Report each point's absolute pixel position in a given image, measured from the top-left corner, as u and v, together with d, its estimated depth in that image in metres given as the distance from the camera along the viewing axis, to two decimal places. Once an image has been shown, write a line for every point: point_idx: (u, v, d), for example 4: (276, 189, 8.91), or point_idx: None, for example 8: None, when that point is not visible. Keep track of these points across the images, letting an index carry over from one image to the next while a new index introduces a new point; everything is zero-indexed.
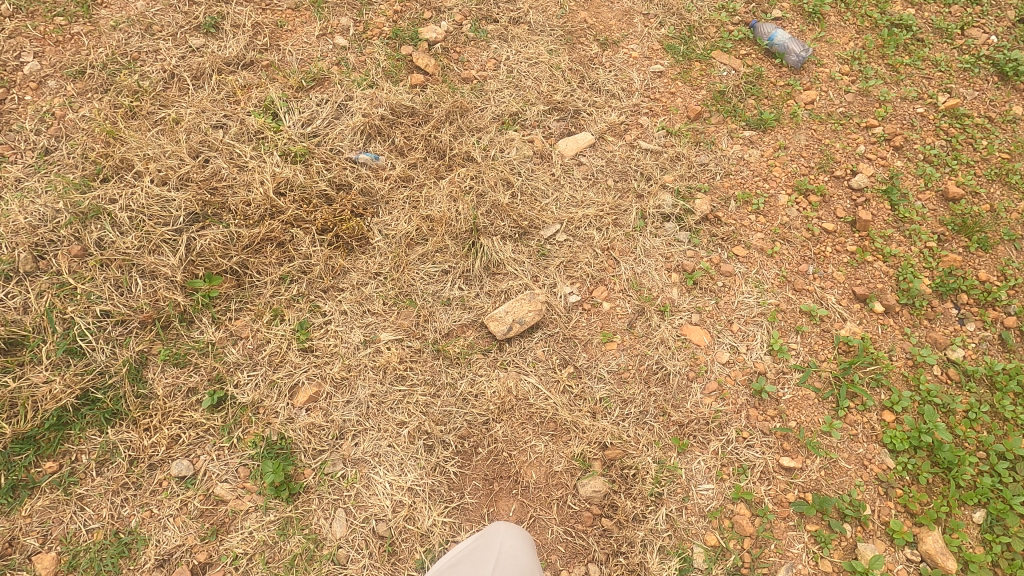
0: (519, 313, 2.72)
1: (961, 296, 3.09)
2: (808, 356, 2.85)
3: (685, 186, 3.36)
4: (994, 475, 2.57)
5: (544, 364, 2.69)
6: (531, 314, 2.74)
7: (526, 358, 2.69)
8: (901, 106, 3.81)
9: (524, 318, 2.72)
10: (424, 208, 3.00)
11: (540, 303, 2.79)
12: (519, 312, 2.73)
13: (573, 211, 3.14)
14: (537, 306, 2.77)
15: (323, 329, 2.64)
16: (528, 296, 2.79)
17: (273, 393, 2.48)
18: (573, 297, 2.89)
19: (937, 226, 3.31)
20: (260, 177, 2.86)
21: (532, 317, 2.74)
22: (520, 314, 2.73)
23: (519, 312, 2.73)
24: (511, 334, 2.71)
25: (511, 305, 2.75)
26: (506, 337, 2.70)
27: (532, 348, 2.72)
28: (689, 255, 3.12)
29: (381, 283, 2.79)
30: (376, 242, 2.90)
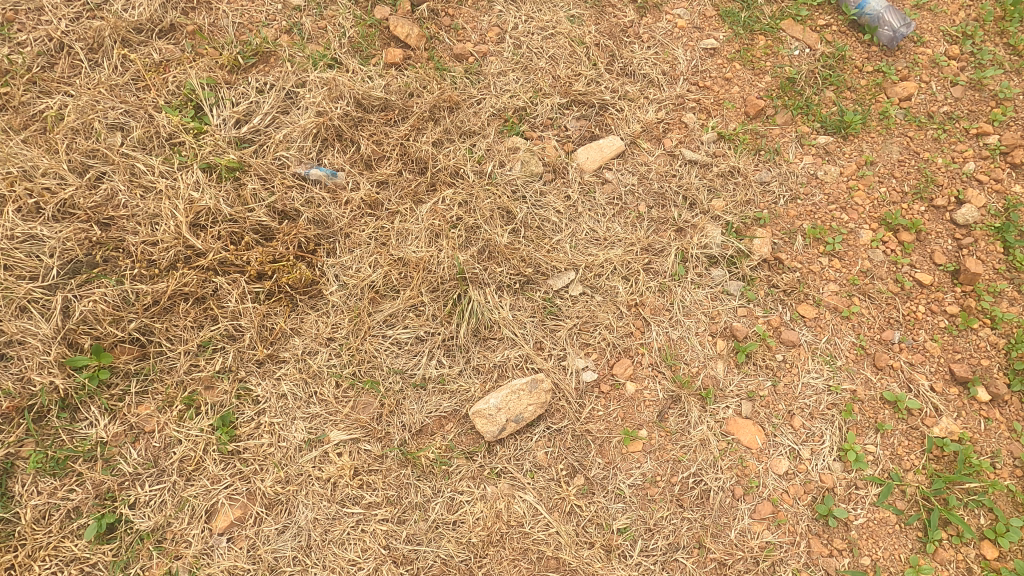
0: (517, 407, 2.05)
1: None
2: (889, 463, 2.19)
3: (740, 216, 2.57)
4: None
5: (546, 474, 2.05)
6: (533, 407, 2.07)
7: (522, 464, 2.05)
8: None
9: (524, 413, 2.05)
10: (396, 247, 2.27)
11: (545, 391, 2.11)
12: (517, 405, 2.05)
13: (593, 253, 2.39)
14: (541, 395, 2.09)
15: (254, 422, 1.99)
16: (531, 382, 2.09)
17: (184, 515, 1.87)
18: (587, 376, 2.20)
19: None
20: (171, 204, 2.10)
21: (533, 411, 2.07)
22: (519, 408, 2.05)
23: (517, 404, 2.05)
24: (503, 434, 2.04)
25: (506, 393, 2.05)
26: (497, 438, 2.04)
27: (531, 449, 2.08)
28: (741, 315, 2.39)
29: (335, 354, 2.11)
30: (331, 295, 2.19)
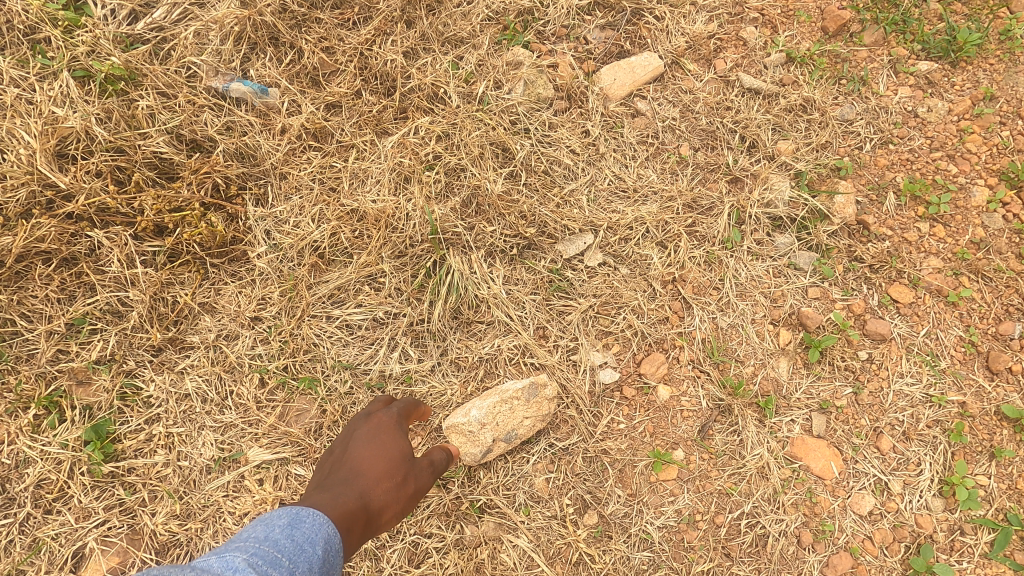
0: (508, 421, 1.49)
1: None
2: (1009, 501, 1.58)
3: (815, 164, 1.93)
4: None
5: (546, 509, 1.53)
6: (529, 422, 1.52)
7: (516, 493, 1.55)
8: None
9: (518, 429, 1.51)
10: (349, 196, 1.67)
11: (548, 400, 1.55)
12: (509, 419, 1.50)
13: (618, 209, 1.77)
14: (542, 407, 1.54)
15: (143, 434, 1.44)
16: (530, 388, 1.53)
17: (41, 562, 1.35)
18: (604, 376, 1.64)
19: None
20: (23, 126, 1.49)
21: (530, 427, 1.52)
22: (511, 423, 1.50)
23: (509, 418, 1.50)
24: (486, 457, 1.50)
25: (494, 402, 1.50)
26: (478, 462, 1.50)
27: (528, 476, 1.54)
28: (812, 297, 1.79)
29: (261, 341, 1.55)
30: (259, 258, 1.61)
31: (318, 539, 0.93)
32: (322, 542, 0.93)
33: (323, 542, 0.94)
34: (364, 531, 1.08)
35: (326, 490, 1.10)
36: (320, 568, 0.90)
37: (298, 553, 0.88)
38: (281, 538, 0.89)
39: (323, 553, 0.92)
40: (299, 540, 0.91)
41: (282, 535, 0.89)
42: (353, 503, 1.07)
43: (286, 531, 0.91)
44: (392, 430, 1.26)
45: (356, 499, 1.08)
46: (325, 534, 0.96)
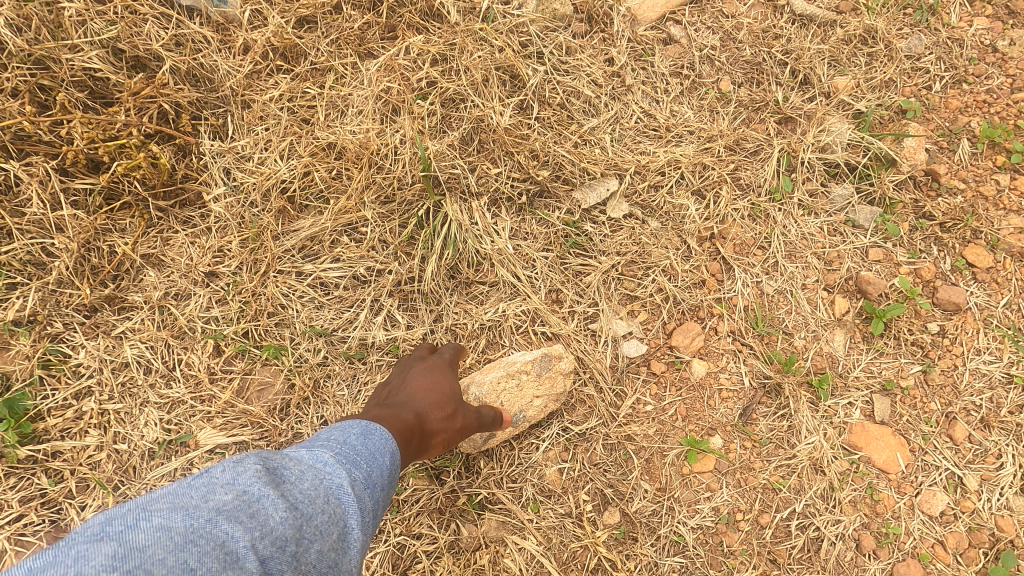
0: (515, 400, 1.25)
1: None
2: None
3: (878, 104, 1.64)
4: None
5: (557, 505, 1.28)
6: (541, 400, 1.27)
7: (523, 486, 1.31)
8: None
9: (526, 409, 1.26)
10: (327, 128, 1.39)
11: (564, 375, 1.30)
12: (516, 397, 1.25)
13: (647, 151, 1.49)
14: (557, 383, 1.28)
15: (71, 410, 1.19)
16: (542, 360, 1.27)
17: None
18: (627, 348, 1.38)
19: None
20: None
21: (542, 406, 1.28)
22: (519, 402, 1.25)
23: (516, 396, 1.25)
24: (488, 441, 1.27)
25: (498, 378, 1.25)
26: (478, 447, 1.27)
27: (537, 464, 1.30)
28: (876, 259, 1.50)
29: (217, 300, 1.29)
30: (215, 201, 1.34)
31: (388, 452, 0.90)
32: (390, 454, 0.90)
33: (389, 453, 0.90)
34: (413, 454, 1.02)
35: (381, 408, 1.06)
36: (390, 478, 0.88)
37: (374, 457, 0.86)
38: (357, 444, 0.86)
39: (392, 465, 0.90)
40: (378, 446, 0.90)
41: (358, 440, 0.88)
42: (408, 421, 1.02)
43: (359, 438, 0.89)
44: (448, 364, 1.20)
45: (412, 417, 1.03)
46: (392, 447, 0.92)
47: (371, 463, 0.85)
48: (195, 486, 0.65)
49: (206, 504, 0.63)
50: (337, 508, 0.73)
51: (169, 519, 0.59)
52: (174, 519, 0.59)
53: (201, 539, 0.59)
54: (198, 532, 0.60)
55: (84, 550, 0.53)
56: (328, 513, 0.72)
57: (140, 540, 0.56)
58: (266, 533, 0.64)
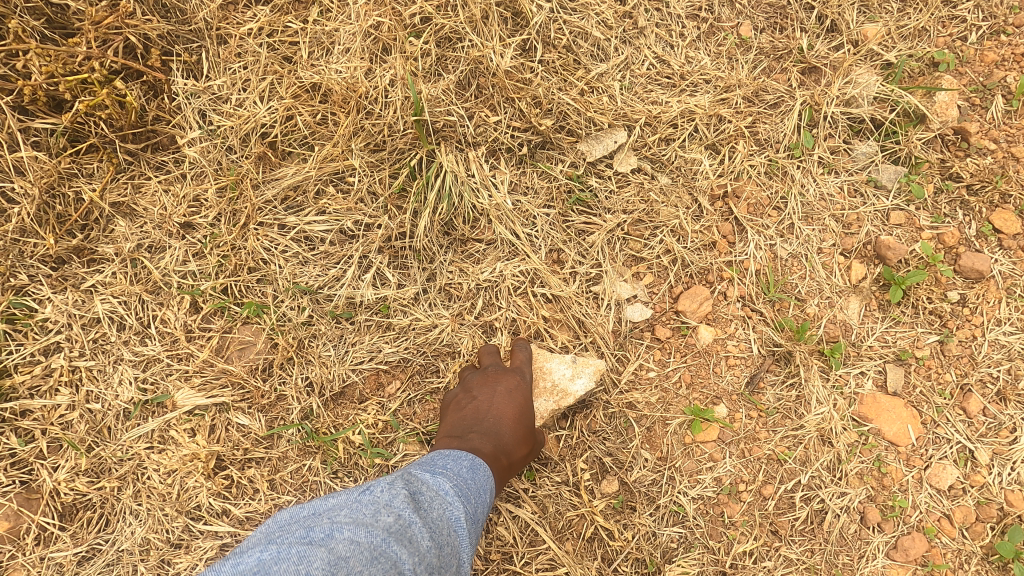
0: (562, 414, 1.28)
1: None
2: None
3: (911, 53, 1.51)
4: None
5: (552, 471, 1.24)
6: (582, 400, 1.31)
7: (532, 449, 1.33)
8: None
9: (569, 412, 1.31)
10: (310, 68, 1.27)
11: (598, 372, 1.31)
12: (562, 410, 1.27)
13: (660, 99, 1.38)
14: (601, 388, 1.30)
15: (39, 367, 1.12)
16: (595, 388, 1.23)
17: None
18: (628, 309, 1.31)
19: None
20: None
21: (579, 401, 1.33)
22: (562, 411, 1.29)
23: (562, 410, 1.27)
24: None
25: (549, 412, 1.21)
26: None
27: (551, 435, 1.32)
28: (897, 223, 1.41)
29: (194, 254, 1.20)
30: (191, 145, 1.23)
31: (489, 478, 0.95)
32: (492, 486, 0.94)
33: (491, 488, 0.93)
34: (498, 485, 1.05)
35: (474, 438, 1.04)
36: (491, 505, 0.92)
37: (483, 487, 0.91)
38: (471, 476, 0.90)
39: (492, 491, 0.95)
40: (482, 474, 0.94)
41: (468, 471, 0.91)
42: (502, 459, 1.03)
43: (469, 468, 0.92)
44: (527, 381, 1.16)
45: (505, 456, 1.04)
46: (492, 477, 0.96)
47: (482, 492, 0.90)
48: (364, 505, 0.73)
49: (377, 523, 0.70)
50: (460, 542, 0.78)
51: (356, 535, 0.66)
52: (359, 534, 0.67)
53: (381, 558, 0.66)
54: (378, 549, 0.66)
55: (303, 554, 0.62)
56: (453, 546, 0.77)
57: (340, 551, 0.64)
58: (421, 558, 0.70)
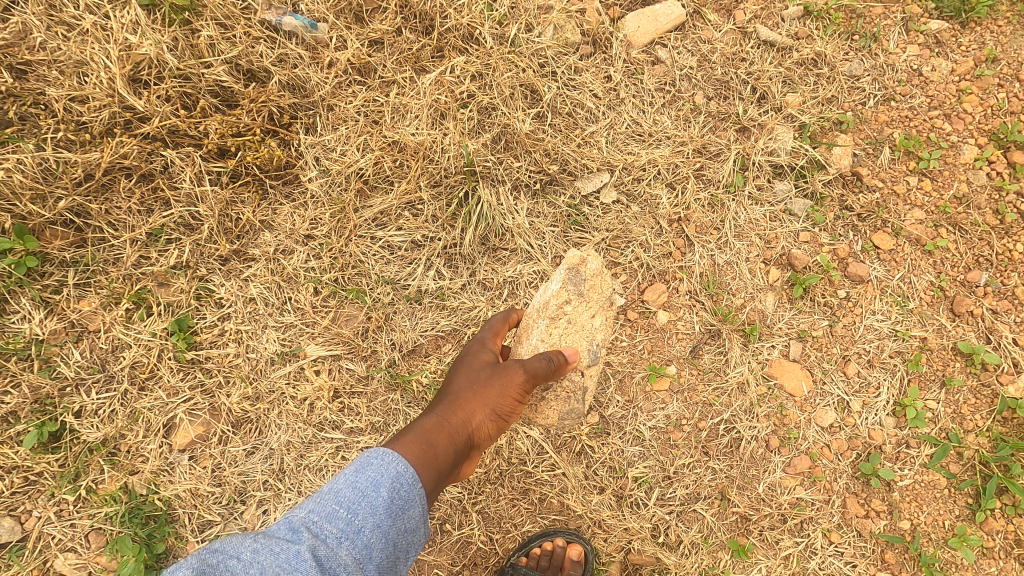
0: (578, 319, 1.63)
1: None
2: (949, 423, 1.90)
3: (818, 117, 2.07)
4: None
5: (579, 411, 1.68)
6: (594, 304, 1.67)
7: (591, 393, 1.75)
8: None
9: (592, 320, 1.66)
10: (391, 127, 1.83)
11: (596, 281, 1.68)
12: (578, 318, 1.63)
13: (633, 150, 1.95)
14: (592, 281, 1.67)
15: (216, 329, 1.69)
16: (566, 280, 1.65)
17: (139, 428, 1.64)
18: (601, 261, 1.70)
19: None
20: (100, 49, 1.62)
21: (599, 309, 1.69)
22: (582, 321, 1.64)
23: (575, 317, 1.63)
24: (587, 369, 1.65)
25: (548, 325, 1.60)
26: (589, 386, 1.67)
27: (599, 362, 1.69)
28: (802, 240, 1.98)
29: (314, 255, 1.76)
30: (311, 182, 1.79)
31: (382, 490, 1.05)
32: (386, 485, 1.05)
33: (381, 486, 1.04)
34: (464, 435, 1.30)
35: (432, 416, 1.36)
36: (384, 510, 1.02)
37: (367, 505, 1.01)
38: (341, 492, 1.02)
39: (386, 503, 1.03)
40: (373, 489, 1.04)
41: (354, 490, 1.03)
42: (447, 418, 1.30)
43: (352, 478, 1.04)
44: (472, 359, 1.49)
45: (449, 415, 1.32)
46: (391, 479, 1.06)
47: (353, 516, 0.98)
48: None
49: None
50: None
51: None
52: None
53: None
54: None
55: None
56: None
57: None
58: None
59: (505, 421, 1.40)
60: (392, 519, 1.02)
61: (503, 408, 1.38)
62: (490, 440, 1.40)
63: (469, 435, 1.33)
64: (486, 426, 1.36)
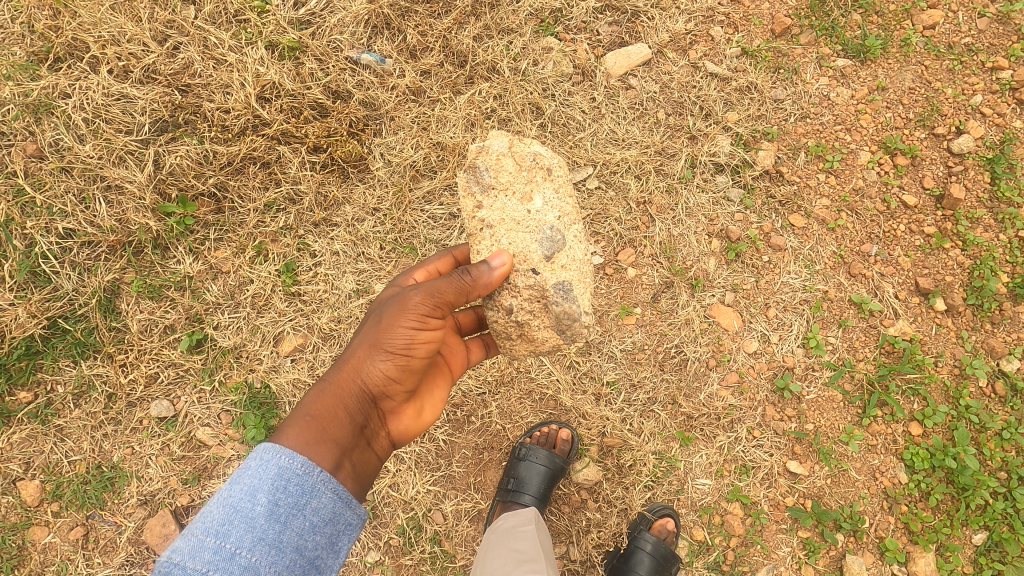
0: (502, 214, 1.74)
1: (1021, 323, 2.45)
2: (845, 353, 2.52)
3: (750, 129, 2.73)
4: (1008, 499, 2.28)
5: (565, 306, 1.70)
6: (516, 189, 1.77)
7: (585, 277, 1.77)
8: None
9: (523, 206, 1.76)
10: (435, 132, 2.53)
11: (503, 166, 1.79)
12: (503, 213, 1.75)
13: (611, 151, 2.67)
14: (494, 170, 1.79)
15: (312, 272, 2.38)
16: (474, 182, 1.80)
17: (257, 339, 2.31)
18: (501, 146, 1.82)
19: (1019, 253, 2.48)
20: (240, 76, 2.37)
21: (529, 191, 1.78)
22: (512, 212, 1.75)
23: (503, 215, 1.75)
24: (552, 258, 1.72)
25: (479, 232, 1.76)
26: (565, 275, 1.72)
27: (563, 241, 1.74)
28: (737, 219, 2.66)
29: (380, 222, 2.45)
30: (377, 170, 2.48)
31: (261, 496, 1.25)
32: (265, 496, 1.26)
33: (261, 499, 1.25)
34: (349, 390, 1.52)
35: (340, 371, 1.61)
36: (265, 520, 1.24)
37: (244, 520, 1.22)
38: (222, 516, 1.21)
39: (267, 509, 1.25)
40: (250, 501, 1.24)
41: (230, 509, 1.23)
42: (335, 378, 1.54)
43: (237, 493, 1.25)
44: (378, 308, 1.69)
45: (337, 375, 1.54)
46: (271, 482, 1.27)
47: (227, 539, 1.19)
48: None
49: None
50: None
51: None
52: None
53: None
54: None
55: None
56: None
57: None
58: None
59: (403, 356, 1.57)
60: (279, 522, 1.25)
61: (395, 343, 1.55)
62: (397, 377, 1.59)
63: (370, 381, 1.55)
64: (386, 367, 1.55)
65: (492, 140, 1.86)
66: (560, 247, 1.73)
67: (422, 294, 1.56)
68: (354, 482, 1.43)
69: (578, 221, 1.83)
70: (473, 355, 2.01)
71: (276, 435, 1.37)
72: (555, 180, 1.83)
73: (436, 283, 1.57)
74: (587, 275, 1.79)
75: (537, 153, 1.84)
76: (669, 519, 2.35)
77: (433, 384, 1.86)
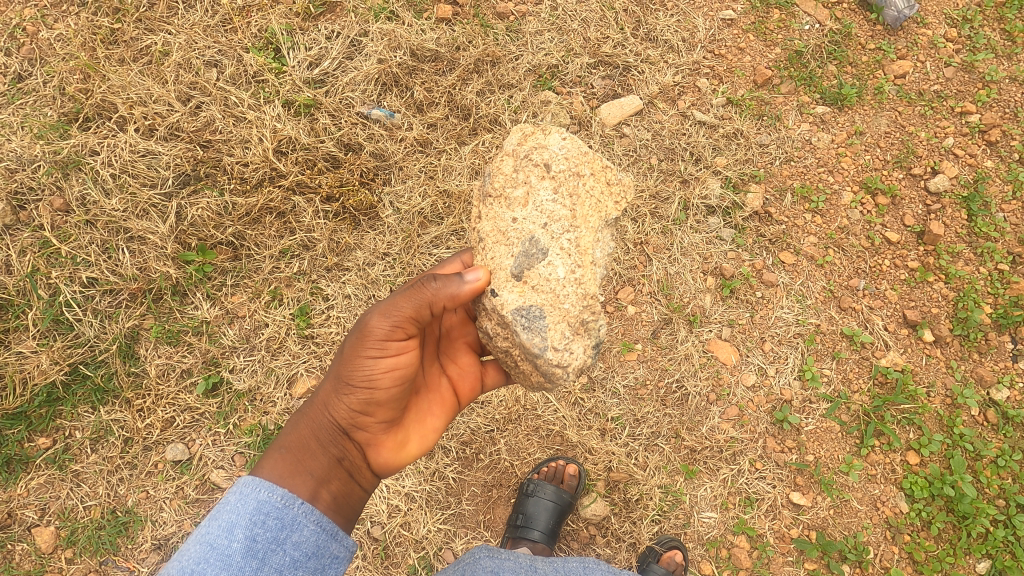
0: (491, 223, 1.68)
1: (1005, 352, 2.56)
2: (840, 384, 2.60)
3: (739, 172, 2.88)
4: (1008, 526, 2.33)
5: (530, 334, 1.57)
6: (508, 194, 1.68)
7: (562, 301, 1.60)
8: (1002, 104, 2.87)
9: (511, 214, 1.66)
10: (442, 180, 2.67)
11: (502, 168, 1.73)
12: (493, 222, 1.69)
13: None
14: (497, 172, 1.73)
15: (325, 314, 2.47)
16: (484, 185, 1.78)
17: (271, 381, 2.37)
18: (508, 145, 1.74)
19: (994, 284, 2.63)
20: (259, 132, 2.52)
21: (521, 194, 1.67)
22: (499, 221, 1.68)
23: (493, 224, 1.69)
24: (524, 276, 1.61)
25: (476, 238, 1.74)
26: (534, 299, 1.58)
27: (540, 256, 1.61)
28: (730, 257, 2.78)
29: (389, 266, 2.56)
30: (387, 217, 2.60)
31: (239, 532, 1.24)
32: (242, 532, 1.24)
33: (239, 533, 1.23)
34: (320, 421, 1.51)
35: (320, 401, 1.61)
36: (242, 555, 1.22)
37: (220, 558, 1.20)
38: (198, 553, 1.19)
39: (244, 545, 1.23)
40: (227, 537, 1.23)
41: (207, 546, 1.21)
42: (309, 409, 1.54)
43: (215, 529, 1.23)
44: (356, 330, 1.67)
45: (310, 406, 1.54)
46: (248, 517, 1.26)
47: None
48: None
49: None
50: None
51: None
52: None
53: None
54: None
55: None
56: None
57: None
58: None
59: (367, 385, 1.51)
60: (256, 558, 1.23)
61: (358, 375, 1.50)
62: (366, 407, 1.53)
63: (339, 412, 1.52)
64: (352, 399, 1.51)
65: (511, 135, 1.80)
66: (534, 263, 1.60)
67: (380, 316, 1.51)
68: (334, 513, 1.41)
69: (573, 228, 1.64)
70: (488, 378, 1.94)
71: (255, 471, 1.39)
72: (555, 177, 1.66)
73: (393, 305, 1.51)
74: (568, 297, 1.60)
75: (540, 148, 1.69)
76: (676, 551, 2.42)
77: (428, 411, 1.78)
